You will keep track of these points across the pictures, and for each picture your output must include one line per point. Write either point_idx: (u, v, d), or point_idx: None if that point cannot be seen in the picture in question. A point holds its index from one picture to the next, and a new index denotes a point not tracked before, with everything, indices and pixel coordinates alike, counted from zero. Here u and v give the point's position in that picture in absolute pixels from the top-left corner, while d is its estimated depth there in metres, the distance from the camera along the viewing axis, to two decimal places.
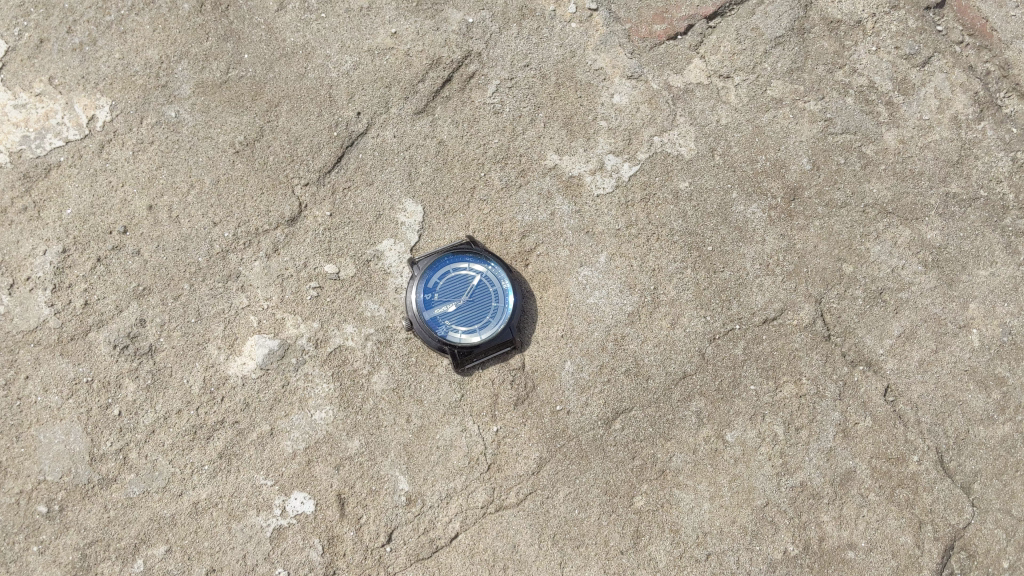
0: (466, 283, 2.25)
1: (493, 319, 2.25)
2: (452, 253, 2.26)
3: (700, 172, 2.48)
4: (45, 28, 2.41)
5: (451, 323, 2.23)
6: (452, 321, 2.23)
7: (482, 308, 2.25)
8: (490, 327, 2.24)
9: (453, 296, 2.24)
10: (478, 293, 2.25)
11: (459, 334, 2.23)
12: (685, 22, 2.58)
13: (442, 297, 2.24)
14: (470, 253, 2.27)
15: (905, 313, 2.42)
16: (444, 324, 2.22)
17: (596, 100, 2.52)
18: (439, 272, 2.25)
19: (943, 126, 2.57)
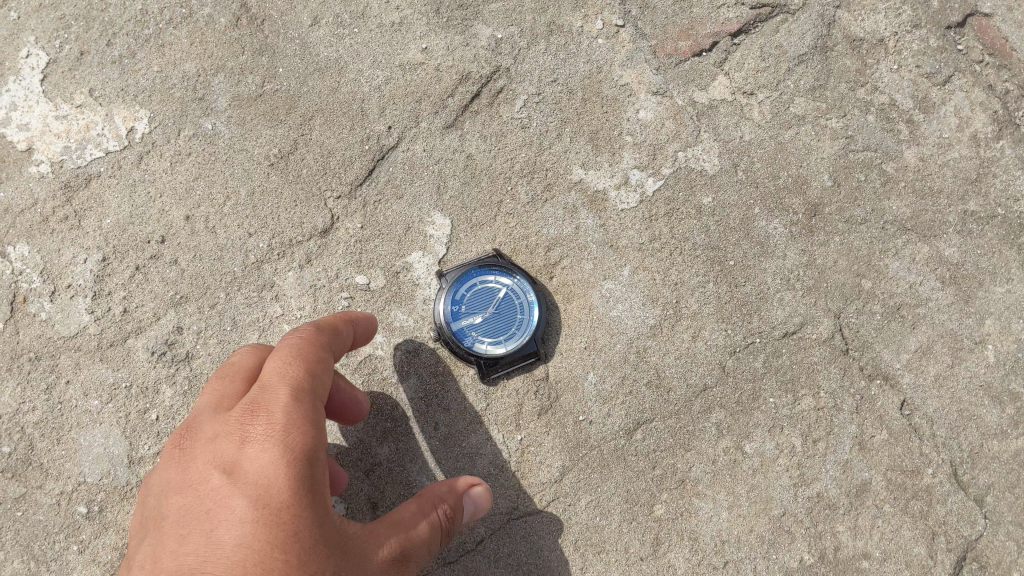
0: (493, 296, 2.31)
1: (519, 330, 2.31)
2: (480, 266, 2.31)
3: (723, 188, 2.53)
4: (85, 41, 2.49)
5: (477, 335, 2.29)
6: (479, 333, 2.29)
7: (508, 320, 2.31)
8: (515, 339, 2.31)
9: (479, 308, 2.30)
10: (505, 305, 2.31)
11: (484, 345, 2.29)
12: (710, 39, 2.64)
13: (467, 307, 2.29)
14: (497, 266, 2.32)
15: (922, 329, 2.46)
16: (471, 335, 2.29)
17: (622, 115, 2.58)
18: (466, 284, 2.30)
19: (962, 144, 2.62)
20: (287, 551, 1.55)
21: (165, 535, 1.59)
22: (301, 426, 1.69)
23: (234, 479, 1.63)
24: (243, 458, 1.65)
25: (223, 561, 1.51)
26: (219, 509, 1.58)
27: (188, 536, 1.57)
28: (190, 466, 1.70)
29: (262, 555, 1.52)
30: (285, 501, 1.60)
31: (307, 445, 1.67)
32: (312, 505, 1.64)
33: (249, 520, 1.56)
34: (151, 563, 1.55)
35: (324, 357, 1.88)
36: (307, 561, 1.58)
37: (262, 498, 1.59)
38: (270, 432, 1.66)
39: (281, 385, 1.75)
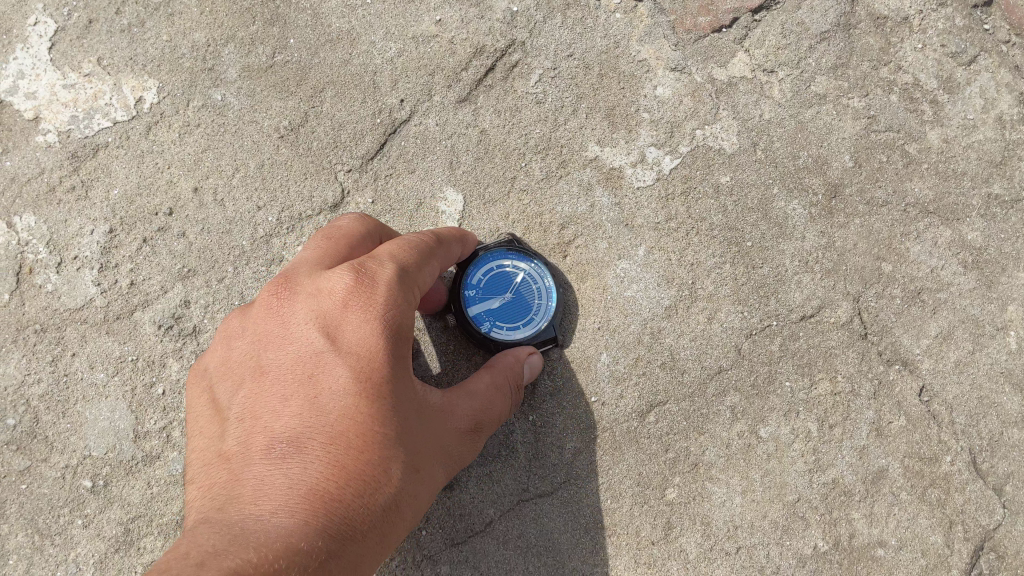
0: (510, 280, 2.29)
1: (536, 317, 2.29)
2: (499, 250, 2.30)
3: (742, 167, 2.49)
4: (94, 9, 2.50)
5: (494, 320, 2.26)
6: (495, 318, 2.26)
7: (526, 306, 2.28)
8: (532, 325, 2.28)
9: (496, 293, 2.28)
10: (522, 291, 2.29)
11: (502, 330, 2.26)
12: (729, 15, 2.59)
13: (484, 291, 2.27)
14: (516, 251, 2.31)
15: (943, 314, 2.41)
16: (488, 319, 2.26)
17: (639, 91, 2.54)
18: (483, 268, 2.28)
19: (988, 126, 2.56)
20: (386, 424, 1.66)
21: (265, 385, 1.69)
22: (399, 303, 1.76)
23: (334, 347, 1.69)
24: (344, 326, 1.71)
25: (328, 426, 1.62)
26: (320, 376, 1.67)
27: (290, 393, 1.67)
28: (285, 322, 1.75)
29: (364, 426, 1.63)
30: (383, 376, 1.69)
31: (403, 324, 1.75)
32: (403, 378, 1.73)
33: (351, 391, 1.65)
34: (251, 416, 1.67)
35: (426, 241, 1.93)
36: (400, 435, 1.68)
37: (362, 371, 1.67)
38: (373, 302, 1.73)
39: (385, 259, 1.80)
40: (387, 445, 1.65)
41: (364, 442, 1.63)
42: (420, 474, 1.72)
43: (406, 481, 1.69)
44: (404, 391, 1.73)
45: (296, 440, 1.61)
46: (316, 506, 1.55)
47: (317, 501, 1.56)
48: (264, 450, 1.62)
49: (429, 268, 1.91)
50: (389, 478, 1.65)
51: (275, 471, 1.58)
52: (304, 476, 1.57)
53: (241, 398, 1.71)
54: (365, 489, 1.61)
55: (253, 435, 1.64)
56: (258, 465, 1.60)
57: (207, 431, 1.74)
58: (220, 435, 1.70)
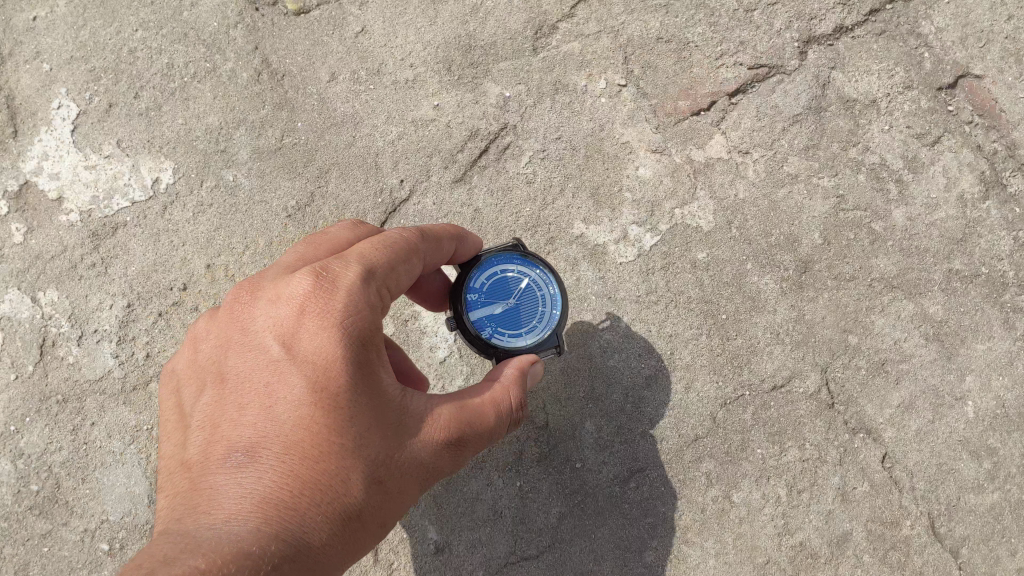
0: (514, 286, 2.29)
1: (539, 323, 2.29)
2: (503, 255, 2.30)
3: (718, 244, 2.66)
4: (114, 93, 2.69)
5: (495, 325, 2.25)
6: (497, 324, 2.26)
7: (529, 313, 2.29)
8: (535, 332, 2.28)
9: (499, 299, 2.27)
10: (526, 297, 2.29)
11: (503, 337, 2.25)
12: (708, 98, 2.79)
13: (483, 293, 2.26)
14: (520, 256, 2.31)
15: (905, 384, 2.58)
16: (489, 326, 2.24)
17: (622, 172, 2.72)
18: (486, 272, 2.28)
19: (949, 204, 2.73)
20: (343, 435, 1.75)
21: (228, 395, 1.81)
22: (360, 310, 1.81)
23: (293, 358, 1.79)
24: (301, 337, 1.79)
25: (282, 436, 1.74)
26: (279, 387, 1.77)
27: (250, 403, 1.78)
28: (247, 331, 1.85)
29: (317, 436, 1.73)
30: (340, 387, 1.76)
31: (364, 330, 1.81)
32: (366, 384, 1.79)
33: (306, 403, 1.74)
34: (216, 424, 1.79)
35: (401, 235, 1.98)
36: (362, 445, 1.76)
37: (319, 383, 1.76)
38: (331, 312, 1.79)
39: (349, 264, 1.85)
40: (342, 454, 1.74)
41: (318, 453, 1.73)
42: (385, 481, 1.79)
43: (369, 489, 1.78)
44: (367, 394, 1.79)
45: (253, 451, 1.73)
46: (265, 515, 1.69)
47: (269, 509, 1.69)
48: (225, 459, 1.75)
49: (405, 264, 1.96)
50: (347, 486, 1.75)
51: (232, 482, 1.71)
52: (257, 486, 1.71)
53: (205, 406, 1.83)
54: (319, 497, 1.72)
55: (213, 443, 1.77)
56: (217, 475, 1.73)
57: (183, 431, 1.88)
58: (187, 440, 1.83)
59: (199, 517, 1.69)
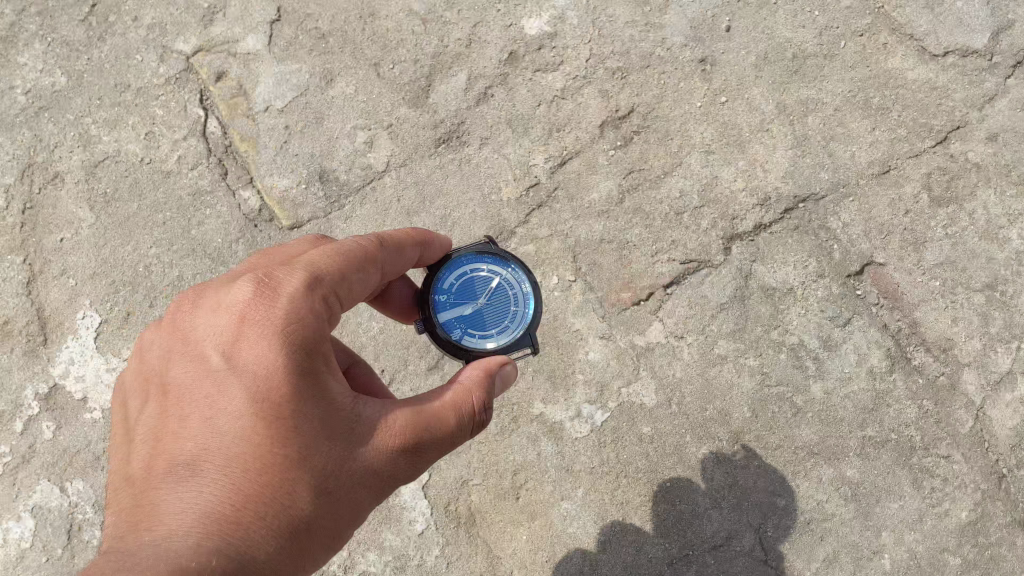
0: (485, 286, 2.59)
1: (510, 324, 2.59)
2: (474, 257, 2.60)
3: (660, 419, 3.09)
4: (132, 304, 3.10)
5: (465, 326, 2.53)
6: (467, 323, 2.54)
7: (501, 312, 2.59)
8: (506, 332, 2.58)
9: (469, 299, 2.56)
10: (496, 296, 2.59)
11: (473, 337, 2.53)
12: (646, 289, 3.24)
13: (454, 295, 2.55)
14: (491, 257, 2.62)
15: (828, 540, 2.96)
16: (458, 328, 2.52)
17: (575, 356, 3.17)
18: (456, 274, 2.58)
19: (861, 377, 3.13)
20: (286, 446, 1.93)
21: (174, 410, 2.00)
22: (303, 316, 2.01)
23: (237, 369, 1.98)
24: (245, 348, 1.98)
25: (225, 448, 1.93)
26: (223, 400, 1.96)
27: (194, 418, 1.97)
28: (196, 347, 2.06)
29: (259, 448, 1.92)
30: (283, 397, 1.94)
31: (308, 339, 2.00)
32: (312, 393, 1.97)
33: (248, 414, 1.94)
34: (161, 436, 1.99)
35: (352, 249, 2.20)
36: (305, 457, 1.94)
37: (260, 394, 1.95)
38: (272, 323, 1.99)
39: (294, 272, 2.07)
40: (287, 466, 1.92)
41: (262, 465, 1.91)
42: (333, 490, 1.96)
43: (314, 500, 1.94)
44: (315, 404, 1.98)
45: (194, 463, 1.92)
46: (209, 526, 1.85)
47: (212, 523, 1.86)
48: (168, 470, 1.93)
49: (354, 276, 2.17)
50: (293, 496, 1.92)
51: (174, 491, 1.89)
52: (200, 498, 1.88)
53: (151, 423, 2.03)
54: (260, 506, 1.89)
55: (158, 456, 1.96)
56: (162, 485, 1.91)
57: (129, 442, 2.07)
58: (133, 451, 2.03)
59: (142, 532, 1.85)
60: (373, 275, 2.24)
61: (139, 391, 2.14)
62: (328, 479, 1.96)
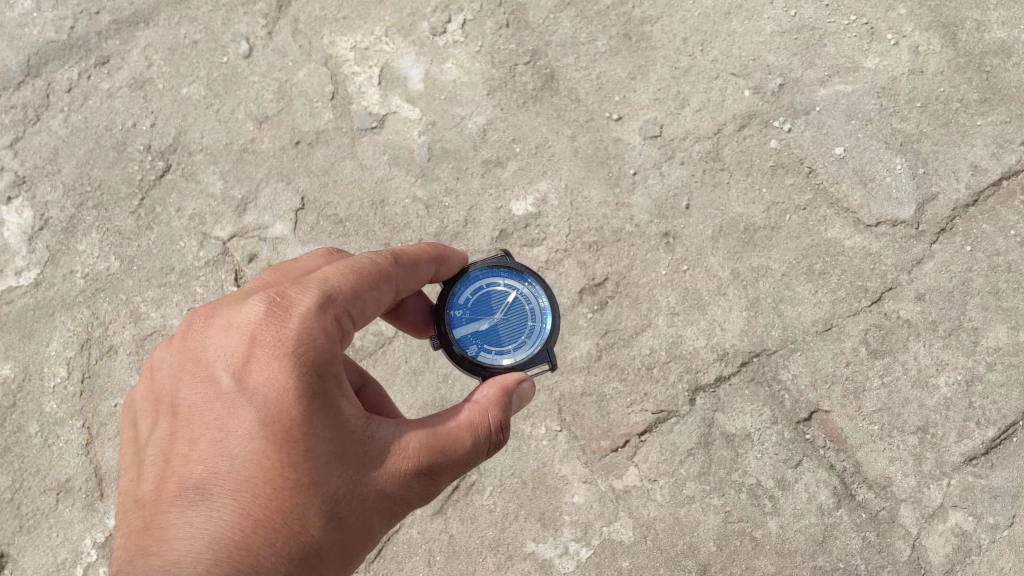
0: (503, 304, 3.22)
1: (523, 339, 3.21)
2: (496, 280, 3.23)
3: (637, 553, 3.61)
4: None
5: (483, 339, 3.16)
6: (486, 336, 3.17)
7: (515, 326, 3.21)
8: (518, 346, 3.20)
9: (490, 315, 3.19)
10: (511, 314, 3.21)
11: (489, 349, 3.17)
12: (623, 436, 3.76)
13: (470, 316, 3.19)
14: (510, 282, 3.25)
15: None
16: (474, 344, 3.16)
17: (562, 499, 3.70)
18: (481, 292, 3.21)
19: (811, 513, 3.62)
20: (296, 467, 2.41)
21: (192, 428, 2.50)
22: (314, 338, 2.51)
23: (249, 390, 2.48)
24: (261, 377, 2.46)
25: (243, 469, 2.41)
26: (236, 418, 2.46)
27: (209, 436, 2.46)
28: (210, 371, 2.55)
29: (272, 470, 2.40)
30: (293, 420, 2.43)
31: (315, 364, 2.49)
32: (319, 416, 2.46)
33: (261, 438, 2.42)
34: (186, 456, 2.46)
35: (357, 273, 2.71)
36: (315, 468, 2.43)
37: (272, 419, 2.43)
38: (283, 354, 2.47)
39: (304, 300, 2.56)
40: (299, 485, 2.40)
41: (276, 485, 2.39)
42: (340, 503, 2.45)
43: (324, 511, 2.42)
44: (324, 425, 2.47)
45: (215, 483, 2.40)
46: (231, 541, 2.32)
47: (231, 540, 2.33)
48: (195, 488, 2.41)
49: (357, 298, 2.69)
50: (304, 513, 2.40)
51: (202, 510, 2.36)
52: (223, 515, 2.36)
53: (171, 439, 2.52)
54: (273, 519, 2.37)
55: (184, 473, 2.43)
56: (190, 503, 2.38)
57: (152, 458, 2.54)
58: (159, 468, 2.50)
59: (169, 550, 2.31)
60: (380, 295, 2.77)
61: (162, 411, 2.62)
62: (338, 491, 2.45)
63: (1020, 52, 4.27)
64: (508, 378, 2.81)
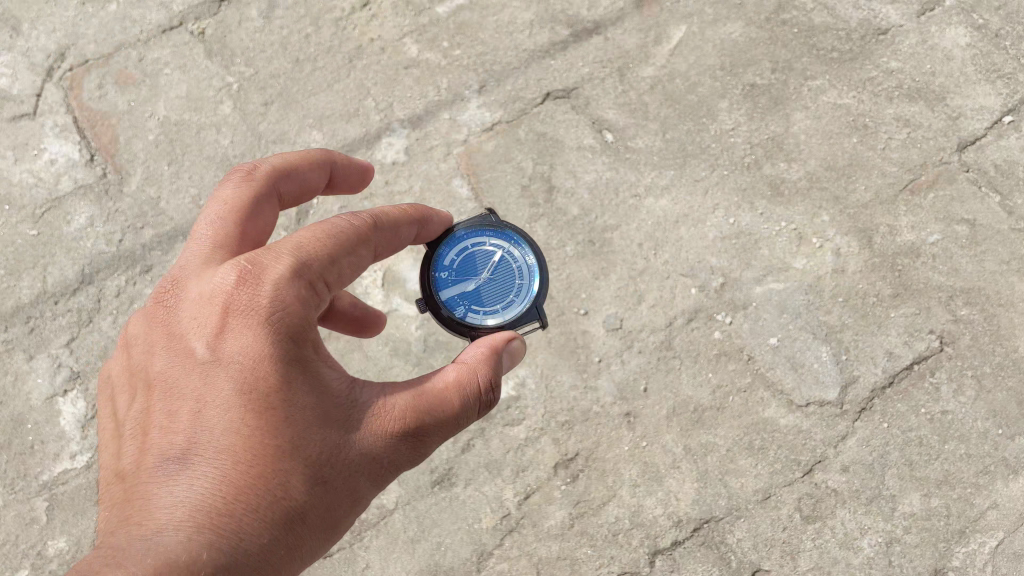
0: (489, 264, 4.00)
1: (510, 297, 3.97)
2: (482, 243, 4.02)
3: None
4: None
5: (471, 301, 3.95)
6: (475, 294, 3.96)
7: (500, 285, 3.98)
8: (506, 305, 3.96)
9: (478, 276, 3.98)
10: (496, 274, 3.99)
11: (477, 307, 3.94)
12: None
13: (455, 277, 3.98)
14: (494, 244, 4.04)
15: None
16: (463, 306, 3.95)
17: None
18: (469, 254, 4.00)
19: None
20: (272, 434, 3.00)
21: (177, 395, 3.09)
22: (287, 301, 3.10)
23: (225, 358, 3.08)
24: (239, 346, 3.06)
25: (221, 438, 2.99)
26: (214, 386, 3.05)
27: (192, 404, 3.06)
28: (192, 340, 3.15)
29: (249, 436, 2.98)
30: (268, 388, 3.02)
31: (286, 329, 3.08)
32: (291, 380, 3.06)
33: (237, 407, 3.01)
34: (169, 423, 3.05)
35: (337, 236, 3.28)
36: (294, 434, 3.02)
37: (247, 388, 3.02)
38: (255, 324, 3.06)
39: (279, 265, 3.13)
40: (277, 451, 2.99)
41: (253, 454, 2.97)
42: (320, 462, 3.04)
43: (307, 475, 3.02)
44: (300, 392, 3.07)
45: (196, 450, 2.99)
46: (212, 503, 2.91)
47: (210, 502, 2.91)
48: (177, 455, 2.99)
49: (335, 259, 3.26)
50: (282, 476, 2.98)
51: (185, 475, 2.95)
52: (203, 478, 2.94)
53: (158, 402, 3.12)
54: (252, 482, 2.96)
55: (168, 441, 3.02)
56: (175, 467, 2.97)
57: (138, 425, 3.13)
58: (144, 435, 3.09)
59: (150, 516, 2.89)
60: (358, 258, 3.35)
61: (147, 375, 3.21)
62: (321, 456, 3.05)
63: (928, 252, 5.02)
64: (497, 340, 3.40)
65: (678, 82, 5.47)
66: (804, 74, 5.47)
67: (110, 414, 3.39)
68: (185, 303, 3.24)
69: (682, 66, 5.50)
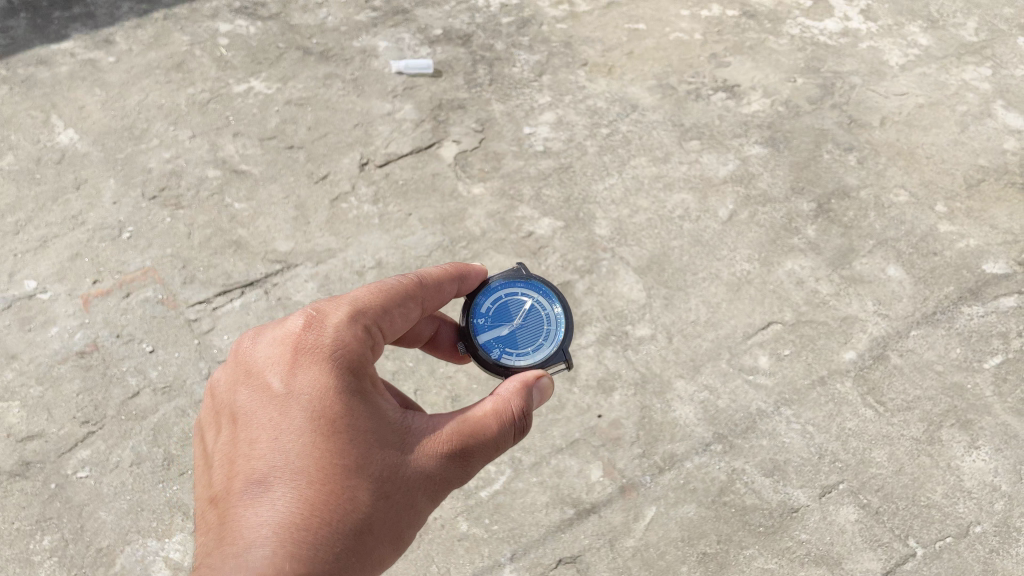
0: (517, 314, 6.68)
1: (539, 341, 6.63)
2: (513, 300, 6.72)
3: None
4: None
5: (500, 344, 6.53)
6: (503, 337, 6.57)
7: (530, 329, 6.66)
8: (536, 345, 6.61)
9: (506, 322, 6.62)
10: (525, 323, 6.66)
11: (506, 349, 6.53)
12: None
13: (495, 325, 6.59)
14: (523, 303, 6.74)
15: None
16: (498, 346, 6.53)
17: None
18: (500, 305, 6.66)
19: None
20: (340, 451, 5.08)
21: (260, 426, 5.20)
22: (345, 339, 5.35)
23: (296, 392, 5.20)
24: (309, 378, 5.22)
25: (294, 457, 5.04)
26: (288, 413, 5.16)
27: (272, 430, 5.15)
28: (272, 379, 5.30)
29: (317, 455, 5.05)
30: (333, 414, 5.14)
31: (343, 359, 5.29)
32: (349, 404, 5.20)
33: (307, 432, 5.10)
34: (257, 443, 5.15)
35: (381, 293, 5.63)
36: (358, 454, 5.11)
37: (315, 417, 5.13)
38: (320, 362, 5.25)
39: (340, 312, 5.44)
40: (344, 464, 5.06)
41: (323, 465, 5.03)
42: (376, 466, 5.15)
43: (371, 483, 5.09)
44: (358, 412, 5.21)
45: (279, 468, 5.03)
46: (295, 498, 4.93)
47: (293, 505, 4.91)
48: (264, 474, 5.03)
49: (378, 309, 5.58)
50: (352, 487, 5.04)
51: (273, 486, 4.97)
52: (287, 485, 4.96)
53: (246, 433, 5.23)
54: (323, 485, 4.99)
55: (257, 457, 5.10)
56: (263, 480, 5.00)
57: (233, 452, 5.23)
58: (240, 455, 5.17)
59: (248, 517, 4.88)
60: (403, 308, 5.71)
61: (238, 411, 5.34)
62: (381, 469, 5.15)
63: None
64: (526, 378, 5.66)
65: (652, 549, 7.77)
66: (740, 544, 7.76)
67: (204, 450, 5.55)
68: (267, 354, 5.41)
69: (654, 538, 7.82)
